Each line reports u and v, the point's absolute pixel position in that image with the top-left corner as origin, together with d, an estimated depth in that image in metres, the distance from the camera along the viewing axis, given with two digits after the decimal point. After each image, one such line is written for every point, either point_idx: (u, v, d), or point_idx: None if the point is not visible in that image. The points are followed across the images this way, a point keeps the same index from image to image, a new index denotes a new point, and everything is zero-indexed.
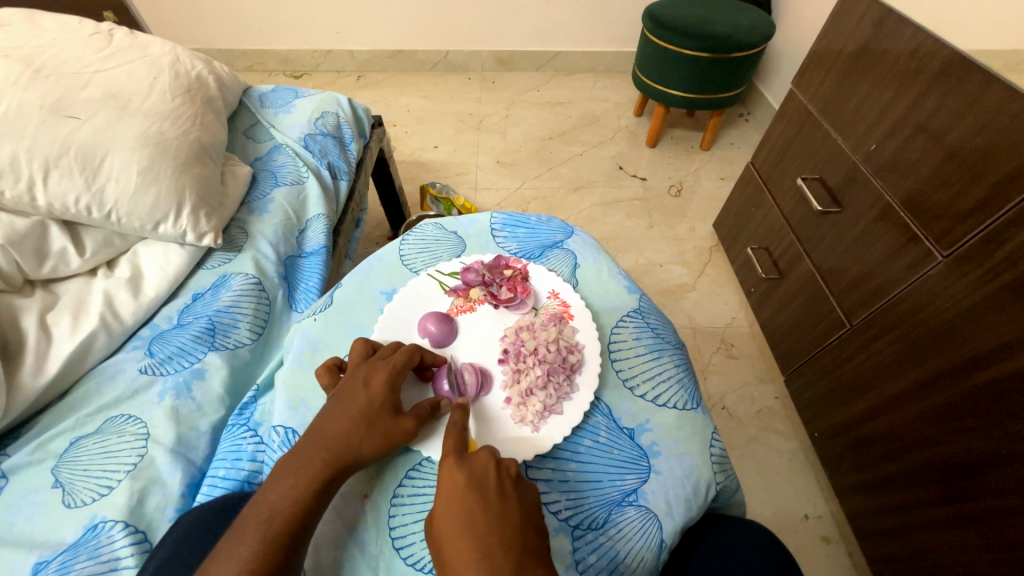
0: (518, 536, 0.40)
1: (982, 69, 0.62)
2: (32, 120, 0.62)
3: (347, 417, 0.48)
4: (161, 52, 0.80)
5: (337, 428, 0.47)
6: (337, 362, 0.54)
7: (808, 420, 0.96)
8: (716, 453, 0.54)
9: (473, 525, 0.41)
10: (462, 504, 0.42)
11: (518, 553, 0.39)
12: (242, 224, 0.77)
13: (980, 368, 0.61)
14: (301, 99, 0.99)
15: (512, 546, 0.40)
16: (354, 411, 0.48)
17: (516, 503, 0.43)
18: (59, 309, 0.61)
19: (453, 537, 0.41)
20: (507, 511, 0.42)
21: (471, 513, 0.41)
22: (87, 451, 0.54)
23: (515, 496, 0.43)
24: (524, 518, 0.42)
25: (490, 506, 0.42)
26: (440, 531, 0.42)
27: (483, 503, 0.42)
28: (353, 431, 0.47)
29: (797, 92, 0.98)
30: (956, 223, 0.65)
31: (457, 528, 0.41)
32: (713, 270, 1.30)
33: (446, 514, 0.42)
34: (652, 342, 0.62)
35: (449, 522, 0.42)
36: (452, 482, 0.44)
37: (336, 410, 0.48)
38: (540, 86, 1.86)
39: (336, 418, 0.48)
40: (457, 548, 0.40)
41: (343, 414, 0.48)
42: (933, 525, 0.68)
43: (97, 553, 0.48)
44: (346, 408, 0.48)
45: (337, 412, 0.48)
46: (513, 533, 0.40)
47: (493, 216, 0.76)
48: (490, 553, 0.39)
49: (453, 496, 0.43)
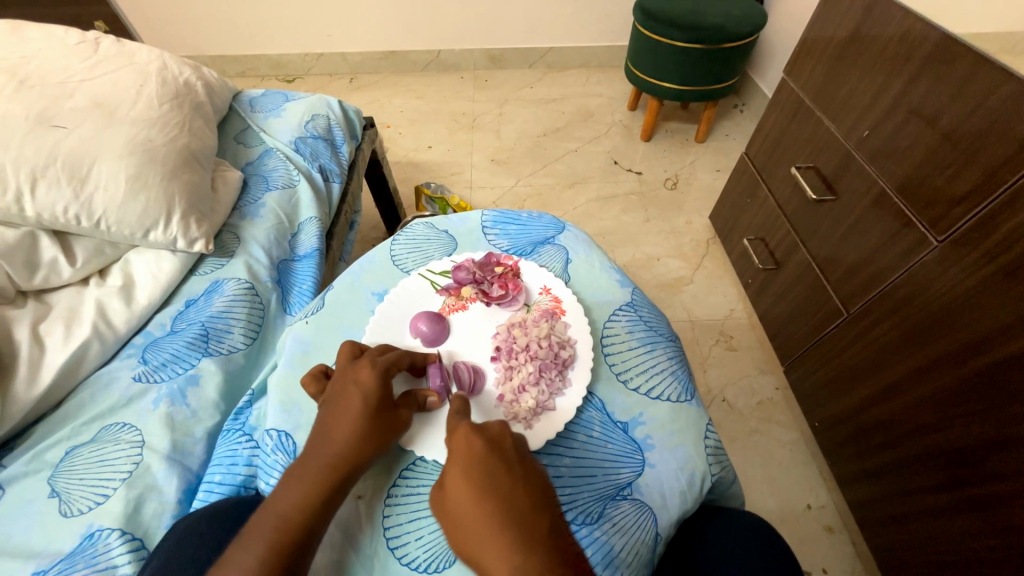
0: (542, 503, 0.41)
1: (973, 52, 0.61)
2: (19, 131, 0.62)
3: (351, 417, 0.47)
4: (147, 59, 0.80)
5: (345, 430, 0.47)
6: (323, 368, 0.53)
7: (808, 410, 0.95)
8: (711, 444, 0.53)
9: (497, 491, 0.41)
10: (484, 472, 0.42)
11: (545, 521, 0.40)
12: (234, 230, 0.77)
13: (980, 353, 0.60)
14: (291, 103, 0.99)
15: (540, 510, 0.41)
16: (354, 410, 0.48)
17: (533, 469, 0.44)
18: (51, 319, 0.61)
19: (472, 506, 0.41)
20: (529, 478, 0.43)
21: (493, 480, 0.42)
22: (82, 460, 0.54)
23: (531, 464, 0.45)
24: (547, 485, 0.43)
25: (511, 475, 0.42)
26: (457, 500, 0.42)
27: (504, 472, 0.43)
28: (356, 429, 0.47)
29: (789, 80, 0.97)
30: (950, 208, 0.65)
31: (477, 497, 0.41)
32: (711, 262, 1.30)
33: (467, 481, 0.42)
34: (645, 336, 0.61)
35: (469, 491, 0.41)
36: (469, 450, 0.44)
37: (337, 409, 0.48)
38: (533, 83, 1.85)
39: (341, 419, 0.48)
40: (482, 517, 0.40)
41: (346, 415, 0.48)
42: (937, 512, 0.67)
43: (94, 561, 0.48)
44: (348, 409, 0.48)
45: (342, 413, 0.48)
46: (539, 496, 0.42)
47: (484, 214, 0.76)
48: (518, 520, 0.39)
49: (470, 464, 0.43)
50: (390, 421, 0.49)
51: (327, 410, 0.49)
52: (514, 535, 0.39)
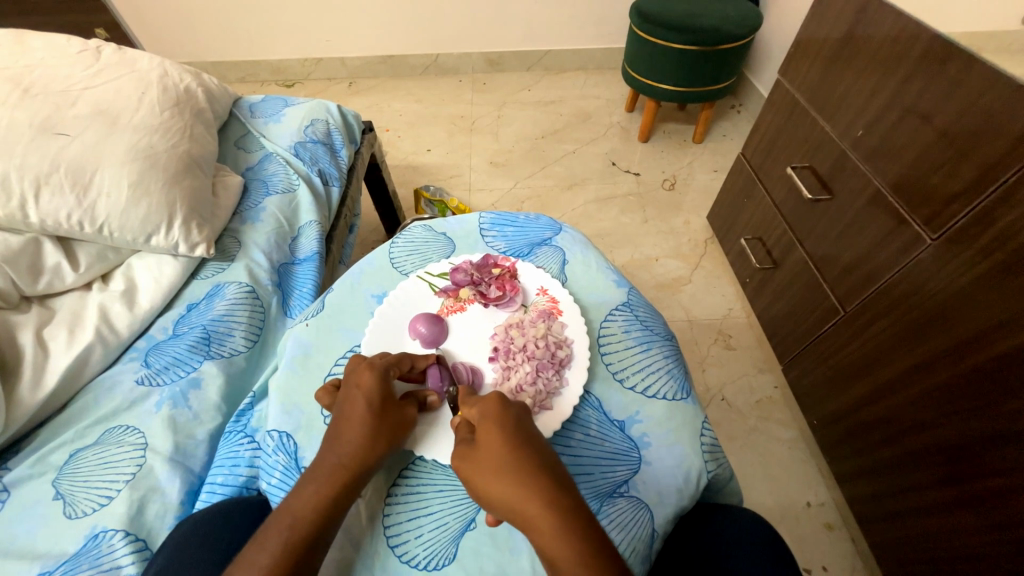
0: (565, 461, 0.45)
1: (964, 52, 0.62)
2: (23, 139, 0.63)
3: (357, 419, 0.48)
4: (149, 66, 0.81)
5: (354, 433, 0.47)
6: (335, 381, 0.53)
7: (807, 408, 0.96)
8: (707, 441, 0.54)
9: (530, 445, 0.44)
10: (518, 429, 0.45)
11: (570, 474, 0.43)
12: (235, 234, 0.78)
13: (976, 349, 0.61)
14: (290, 108, 1.00)
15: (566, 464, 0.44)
16: (359, 413, 0.48)
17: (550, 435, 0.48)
18: (55, 324, 0.62)
19: (509, 456, 0.43)
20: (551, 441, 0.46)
21: (524, 436, 0.45)
22: (86, 462, 0.54)
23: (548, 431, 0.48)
24: None
25: (538, 435, 0.46)
26: (494, 452, 0.43)
27: (529, 431, 0.46)
28: (365, 433, 0.48)
29: (784, 81, 0.98)
30: (944, 206, 0.66)
31: (511, 449, 0.43)
32: (709, 262, 1.30)
33: (503, 436, 0.44)
34: (641, 335, 0.62)
35: (505, 443, 0.44)
36: (501, 410, 0.46)
37: (347, 411, 0.49)
38: (531, 85, 1.86)
39: (349, 422, 0.48)
40: (519, 467, 0.42)
41: (352, 418, 0.48)
42: (937, 509, 0.68)
43: (98, 562, 0.49)
44: (353, 414, 0.48)
45: (348, 416, 0.48)
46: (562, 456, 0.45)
47: (481, 216, 0.76)
48: (548, 469, 0.42)
49: (503, 420, 0.45)
50: (395, 421, 0.50)
51: (338, 414, 0.49)
52: (550, 481, 0.41)
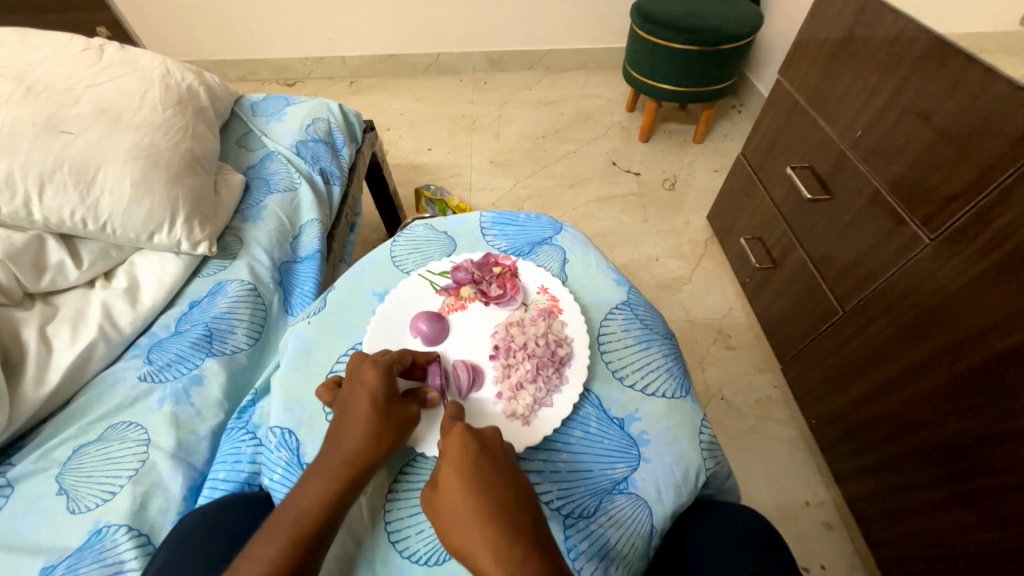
0: (529, 502, 0.42)
1: (962, 53, 0.63)
2: (27, 137, 0.63)
3: (361, 417, 0.48)
4: (151, 65, 0.82)
5: (359, 430, 0.48)
6: (336, 379, 0.54)
7: (806, 408, 0.96)
8: (705, 439, 0.54)
9: (491, 487, 0.42)
10: (477, 469, 0.43)
11: (530, 517, 0.41)
12: (237, 232, 0.79)
13: (973, 349, 0.61)
14: (292, 107, 1.00)
15: (526, 504, 0.41)
16: (363, 409, 0.48)
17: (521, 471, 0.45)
18: (58, 320, 0.62)
19: (463, 500, 0.41)
20: (517, 479, 0.43)
21: (486, 478, 0.42)
22: (90, 458, 0.55)
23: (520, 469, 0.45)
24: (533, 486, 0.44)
25: (503, 474, 0.43)
26: (449, 496, 0.42)
27: (491, 469, 0.43)
28: (371, 429, 0.48)
29: (784, 81, 0.98)
30: (942, 206, 0.66)
31: (470, 494, 0.41)
32: (709, 262, 1.31)
33: (459, 480, 0.42)
34: (641, 333, 0.62)
35: (463, 487, 0.42)
36: (463, 449, 0.44)
37: (349, 410, 0.49)
38: (532, 85, 1.86)
39: (353, 420, 0.48)
40: (472, 510, 0.40)
41: (355, 416, 0.48)
42: (935, 507, 0.68)
43: (102, 556, 0.49)
44: (358, 410, 0.49)
45: (351, 416, 0.49)
46: (526, 494, 0.42)
47: (482, 214, 0.77)
48: (502, 511, 0.40)
49: (463, 461, 0.43)
50: (400, 416, 0.50)
51: (341, 412, 0.50)
52: (503, 527, 0.39)
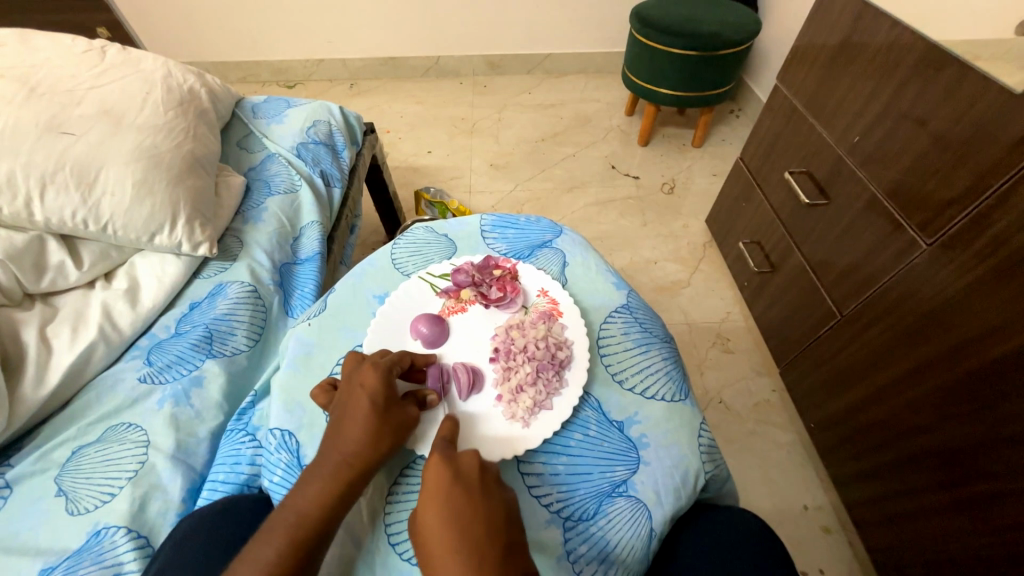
0: (504, 538, 0.40)
1: (958, 61, 0.63)
2: (29, 138, 0.63)
3: (359, 418, 0.48)
4: (153, 67, 0.82)
5: (357, 431, 0.48)
6: (331, 381, 0.54)
7: (804, 412, 0.97)
8: (704, 442, 0.54)
9: (463, 524, 0.40)
10: (451, 498, 0.42)
11: (500, 553, 0.39)
12: (237, 234, 0.79)
13: (970, 354, 0.62)
14: (293, 109, 1.01)
15: (498, 538, 0.40)
16: (363, 410, 0.49)
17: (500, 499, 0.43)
18: (58, 321, 0.62)
19: (434, 531, 0.40)
20: (493, 508, 0.42)
21: (459, 514, 0.41)
22: (89, 459, 0.55)
23: (499, 496, 0.43)
24: (510, 515, 0.42)
25: (478, 505, 0.42)
26: (422, 525, 0.41)
27: (465, 497, 0.42)
28: (370, 429, 0.48)
29: (782, 87, 0.99)
30: (939, 212, 0.67)
31: (442, 530, 0.40)
32: (707, 266, 1.31)
33: (431, 509, 0.42)
34: (640, 337, 0.63)
35: (434, 518, 0.41)
36: (438, 478, 0.43)
37: (347, 410, 0.49)
38: (532, 88, 1.87)
39: (351, 419, 0.48)
40: (441, 543, 0.40)
41: (353, 417, 0.49)
42: (932, 512, 0.69)
43: (101, 558, 0.49)
44: (355, 410, 0.49)
45: (349, 416, 0.49)
46: (500, 525, 0.41)
47: (482, 217, 0.77)
48: (470, 544, 0.39)
49: (437, 488, 0.43)
50: (399, 418, 0.50)
51: (338, 413, 0.50)
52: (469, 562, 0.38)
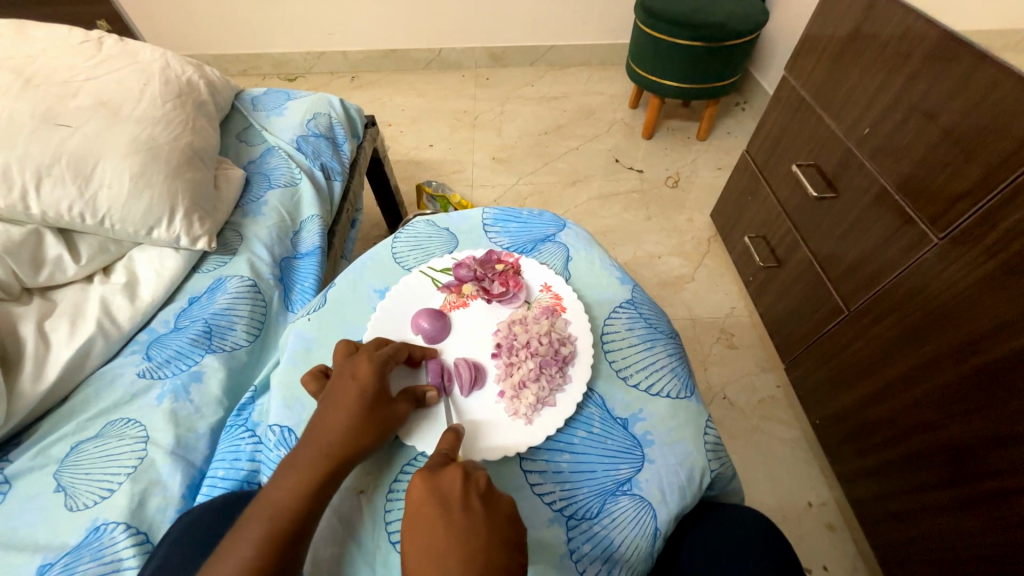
0: (483, 563, 0.37)
1: (973, 50, 0.61)
2: (24, 130, 0.62)
3: (347, 410, 0.48)
4: (151, 58, 0.81)
5: (340, 421, 0.47)
6: (323, 367, 0.53)
7: (809, 408, 0.96)
8: (710, 440, 0.54)
9: (437, 551, 0.37)
10: (426, 522, 0.39)
11: None
12: (237, 227, 0.78)
13: (979, 350, 0.60)
14: (293, 101, 0.99)
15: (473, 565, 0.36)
16: (350, 401, 0.48)
17: (482, 517, 0.39)
18: (57, 315, 0.62)
19: (412, 561, 0.38)
20: (473, 528, 0.38)
21: (434, 540, 0.38)
22: (88, 455, 0.54)
23: (482, 513, 0.40)
24: (495, 534, 0.39)
25: (460, 528, 0.38)
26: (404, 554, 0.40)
27: (442, 520, 0.39)
28: (355, 421, 0.48)
29: (790, 78, 0.97)
30: (950, 206, 0.65)
31: (418, 559, 0.38)
32: (712, 260, 1.30)
33: (410, 536, 0.40)
34: (645, 333, 0.62)
35: (412, 546, 0.39)
36: (418, 504, 0.41)
37: (334, 401, 0.49)
38: (535, 81, 1.85)
39: (335, 410, 0.48)
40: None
41: (339, 408, 0.48)
42: (939, 510, 0.68)
43: (100, 554, 0.49)
44: (342, 402, 0.48)
45: (334, 406, 0.48)
46: (477, 548, 0.37)
47: (485, 211, 0.76)
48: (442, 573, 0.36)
49: (415, 514, 0.40)
50: (385, 414, 0.49)
51: (326, 401, 0.49)
52: None
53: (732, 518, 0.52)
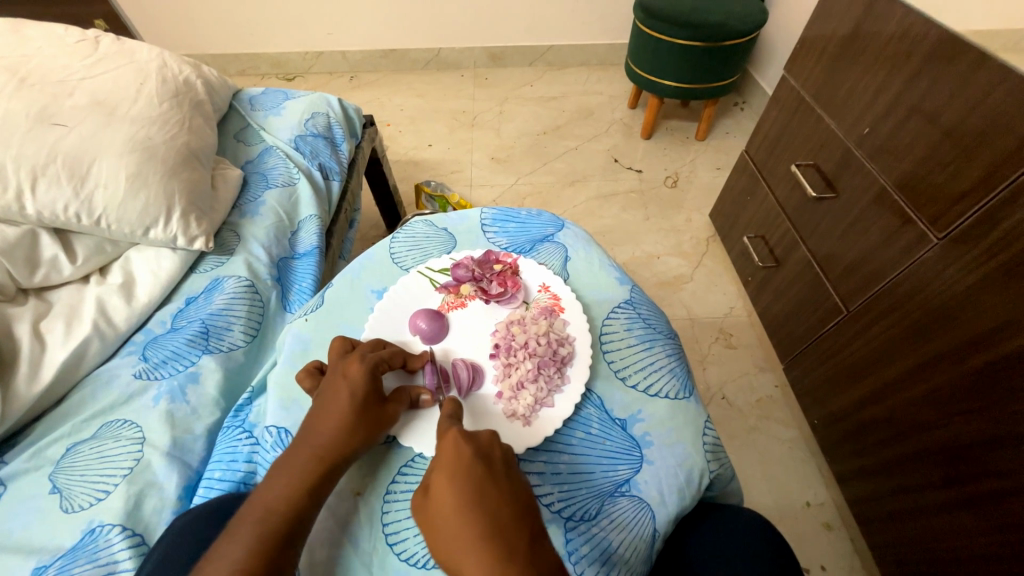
0: (529, 519, 0.39)
1: (976, 49, 0.61)
2: (19, 129, 0.62)
3: (339, 411, 0.48)
4: (148, 57, 0.80)
5: (330, 423, 0.47)
6: (317, 364, 0.53)
7: (808, 408, 0.95)
8: (709, 441, 0.53)
9: (485, 505, 0.39)
10: (470, 478, 0.40)
11: (528, 536, 0.38)
12: (234, 228, 0.78)
13: (980, 350, 0.60)
14: (291, 101, 0.99)
15: (522, 519, 0.39)
16: (341, 403, 0.48)
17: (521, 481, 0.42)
18: (52, 316, 0.62)
19: (453, 513, 0.39)
20: (517, 488, 0.41)
21: (481, 494, 0.39)
22: (83, 456, 0.54)
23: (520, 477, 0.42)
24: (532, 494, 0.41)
25: (501, 486, 0.40)
26: (440, 505, 0.40)
27: (484, 476, 0.41)
28: (341, 423, 0.47)
29: (789, 78, 0.97)
30: (951, 205, 0.65)
31: (461, 511, 0.39)
32: (710, 260, 1.30)
33: (449, 489, 0.40)
34: (644, 333, 0.61)
35: (452, 496, 0.40)
36: (457, 455, 0.42)
37: (325, 403, 0.48)
38: (534, 81, 1.85)
39: (328, 412, 0.48)
40: (460, 523, 0.38)
41: (331, 410, 0.48)
42: (936, 509, 0.68)
43: (95, 556, 0.48)
44: (335, 403, 0.48)
45: (325, 408, 0.48)
46: (523, 507, 0.40)
47: (483, 211, 0.76)
48: (493, 525, 0.38)
49: (456, 469, 0.41)
50: (379, 415, 0.49)
51: (317, 403, 0.49)
52: (493, 543, 0.37)
53: (724, 514, 0.52)
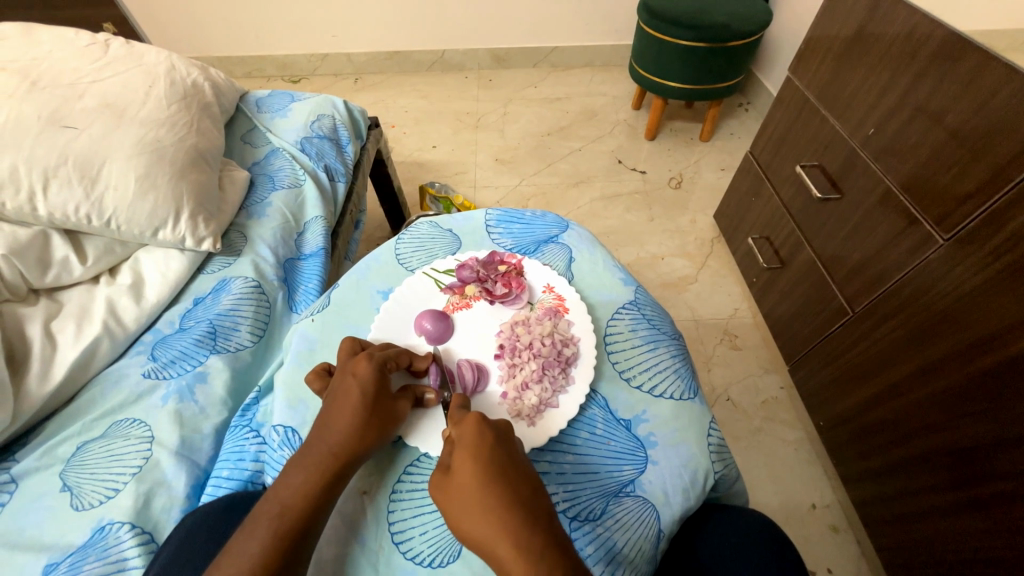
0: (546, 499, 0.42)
1: (982, 50, 0.61)
2: (31, 131, 0.63)
3: (349, 409, 0.48)
4: (156, 60, 0.81)
5: (342, 421, 0.47)
6: (325, 365, 0.54)
7: (813, 409, 0.95)
8: (714, 442, 0.53)
9: (508, 484, 0.41)
10: (494, 459, 0.43)
11: (548, 513, 0.41)
12: (241, 229, 0.78)
13: (986, 352, 0.60)
14: (297, 103, 1.00)
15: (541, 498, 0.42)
16: (352, 402, 0.48)
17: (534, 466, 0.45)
18: (62, 317, 0.62)
19: (477, 489, 0.41)
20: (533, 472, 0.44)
21: (505, 474, 0.42)
22: (94, 455, 0.55)
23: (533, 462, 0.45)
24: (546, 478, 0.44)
25: (518, 467, 0.43)
26: (463, 483, 0.42)
27: (504, 457, 0.43)
28: (351, 421, 0.48)
29: (794, 78, 0.97)
30: (956, 206, 0.65)
31: (485, 488, 0.41)
32: (715, 261, 1.30)
33: (473, 467, 0.42)
34: (648, 334, 0.62)
35: (477, 475, 0.42)
36: (478, 436, 0.44)
37: (336, 403, 0.49)
38: (538, 82, 1.85)
39: (340, 410, 0.48)
40: (485, 499, 0.41)
41: (342, 408, 0.48)
42: (942, 511, 0.67)
43: (105, 554, 0.49)
44: (346, 401, 0.48)
45: (337, 406, 0.48)
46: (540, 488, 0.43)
47: (488, 212, 0.76)
48: (518, 502, 0.40)
49: (479, 449, 0.43)
50: (388, 414, 0.49)
51: (330, 401, 0.50)
52: (518, 517, 0.39)
53: (730, 513, 0.52)
